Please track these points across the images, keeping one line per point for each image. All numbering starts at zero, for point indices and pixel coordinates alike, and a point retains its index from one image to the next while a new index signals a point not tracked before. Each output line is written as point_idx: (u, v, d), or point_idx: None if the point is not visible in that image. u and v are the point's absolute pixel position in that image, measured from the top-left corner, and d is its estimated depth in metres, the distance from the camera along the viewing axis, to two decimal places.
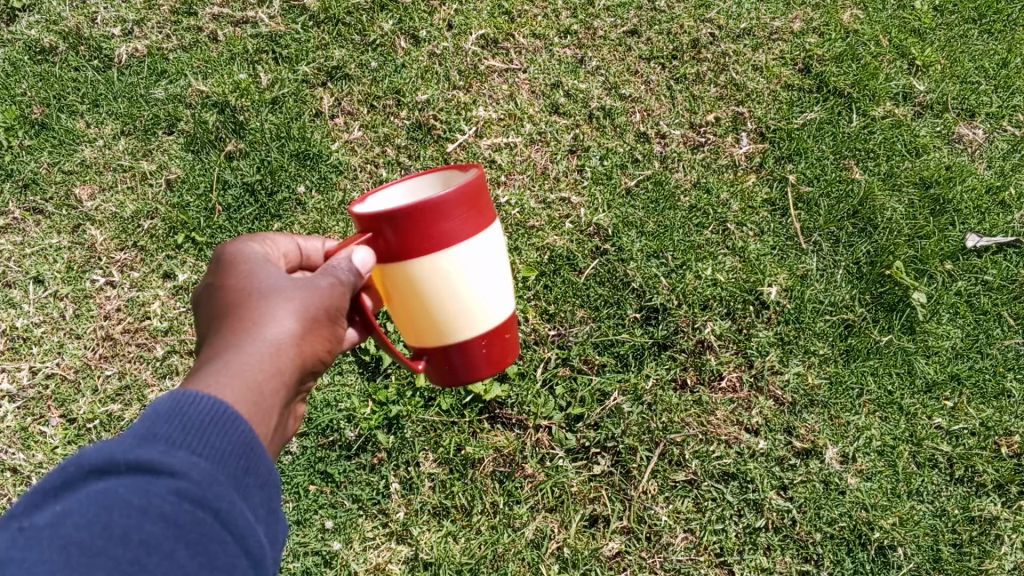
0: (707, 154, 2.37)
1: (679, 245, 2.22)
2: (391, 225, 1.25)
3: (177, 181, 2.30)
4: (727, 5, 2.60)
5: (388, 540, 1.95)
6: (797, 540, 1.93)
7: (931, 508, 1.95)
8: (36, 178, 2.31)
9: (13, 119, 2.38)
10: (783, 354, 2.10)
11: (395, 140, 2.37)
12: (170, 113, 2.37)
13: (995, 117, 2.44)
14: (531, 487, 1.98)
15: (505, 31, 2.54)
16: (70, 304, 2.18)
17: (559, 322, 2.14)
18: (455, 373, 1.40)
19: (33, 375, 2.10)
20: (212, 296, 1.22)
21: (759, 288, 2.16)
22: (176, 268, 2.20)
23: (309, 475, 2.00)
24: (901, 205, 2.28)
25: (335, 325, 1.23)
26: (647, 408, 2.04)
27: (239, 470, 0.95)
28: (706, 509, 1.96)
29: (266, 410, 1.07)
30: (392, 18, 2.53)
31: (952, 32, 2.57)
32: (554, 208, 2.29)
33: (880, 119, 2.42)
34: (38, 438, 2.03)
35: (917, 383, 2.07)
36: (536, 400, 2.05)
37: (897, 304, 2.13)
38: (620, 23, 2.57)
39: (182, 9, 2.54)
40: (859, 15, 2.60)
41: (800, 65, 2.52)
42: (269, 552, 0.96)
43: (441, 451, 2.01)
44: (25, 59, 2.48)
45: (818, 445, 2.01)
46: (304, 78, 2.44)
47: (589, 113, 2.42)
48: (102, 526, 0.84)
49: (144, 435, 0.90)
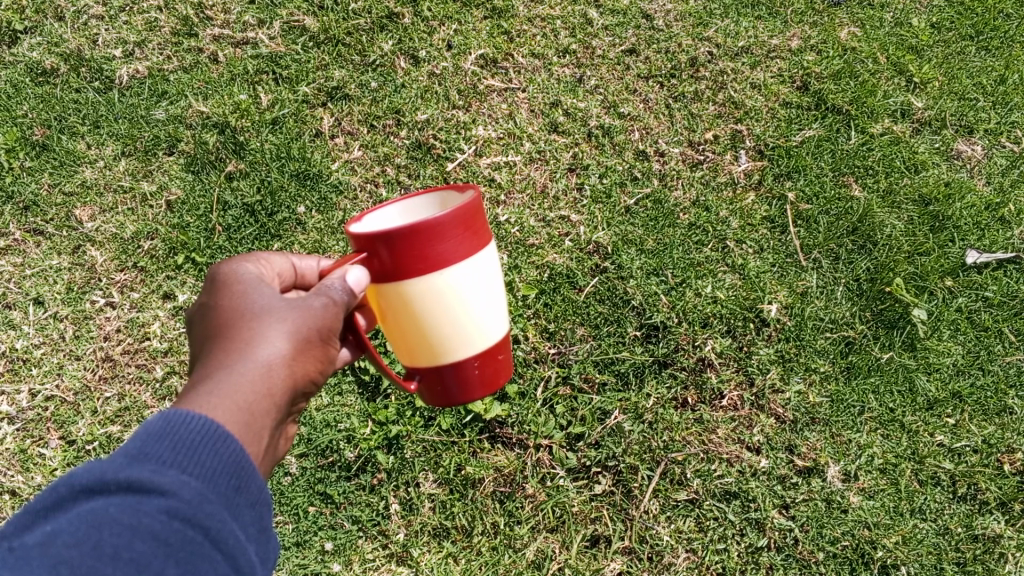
0: (706, 171, 2.37)
1: (678, 263, 2.22)
2: (386, 246, 1.24)
3: (177, 202, 2.30)
4: (726, 24, 2.62)
5: (388, 562, 1.94)
6: (800, 560, 1.92)
7: (934, 526, 1.94)
8: (37, 199, 2.32)
9: (14, 140, 2.39)
10: (783, 372, 2.09)
11: (394, 160, 2.38)
12: (170, 134, 2.38)
13: (994, 133, 2.45)
14: (532, 507, 1.97)
15: (505, 51, 2.55)
16: (70, 325, 2.18)
17: (559, 341, 2.14)
18: (449, 393, 1.40)
19: (33, 397, 2.10)
20: (205, 315, 1.22)
21: (759, 305, 2.16)
22: (176, 288, 2.20)
23: (309, 497, 1.99)
24: (901, 221, 2.28)
25: (329, 345, 1.23)
26: (648, 427, 2.04)
27: (230, 488, 0.95)
28: (708, 529, 1.95)
29: (258, 431, 1.07)
30: (391, 39, 2.55)
31: (950, 48, 2.59)
32: (553, 227, 2.29)
33: (879, 136, 2.42)
34: (38, 460, 2.03)
35: (918, 401, 2.06)
36: (536, 420, 2.04)
37: (897, 321, 2.13)
38: (618, 42, 2.59)
39: (183, 31, 2.57)
40: (856, 33, 2.61)
41: (799, 82, 2.53)
42: (258, 569, 0.95)
43: (442, 472, 2.00)
44: (26, 81, 2.49)
45: (819, 464, 2.00)
46: (304, 98, 2.45)
47: (588, 131, 2.43)
48: (92, 545, 0.83)
49: (135, 454, 0.90)
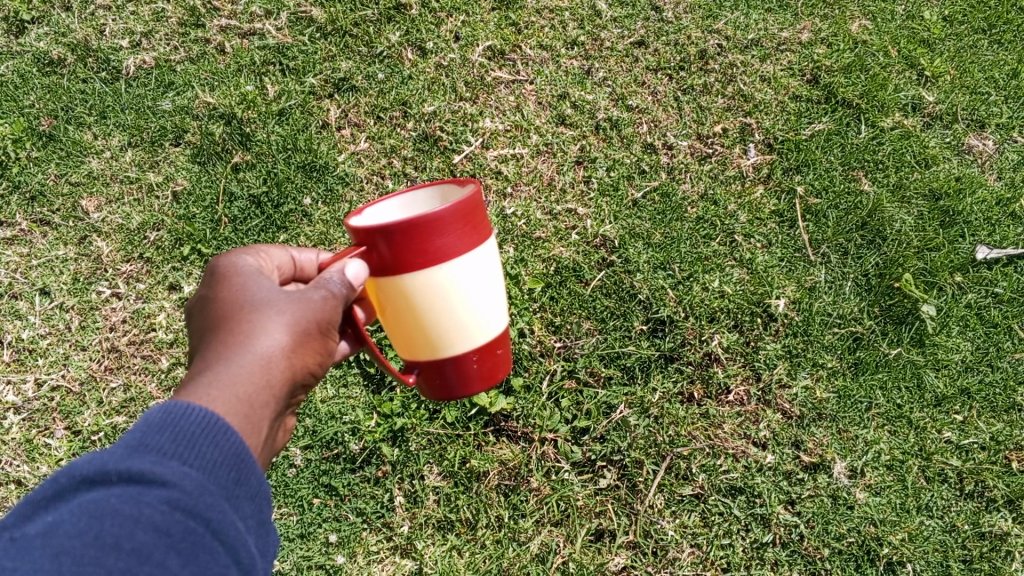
0: (714, 165, 2.35)
1: (686, 257, 2.20)
2: (386, 240, 1.23)
3: (184, 194, 2.30)
4: (735, 16, 2.60)
5: (392, 555, 1.95)
6: (805, 556, 1.92)
7: (940, 524, 1.93)
8: (43, 189, 2.32)
9: (21, 131, 2.39)
10: (791, 367, 2.08)
11: (401, 152, 2.37)
12: (177, 125, 2.38)
13: (1005, 128, 2.43)
14: (536, 501, 1.97)
15: (512, 43, 2.54)
16: (76, 315, 2.18)
17: (565, 334, 2.13)
18: (448, 388, 1.40)
19: (38, 387, 2.10)
20: (205, 307, 1.22)
21: (767, 300, 2.14)
22: (182, 280, 2.21)
23: (314, 489, 2.00)
24: (910, 216, 2.26)
25: (327, 338, 1.23)
26: (653, 421, 2.03)
27: (229, 481, 0.95)
28: (713, 524, 1.94)
29: (256, 423, 1.07)
30: (399, 30, 2.54)
31: (962, 42, 2.56)
32: (560, 220, 2.28)
33: (889, 130, 2.40)
34: (43, 450, 2.04)
35: (926, 397, 2.05)
36: (541, 413, 2.04)
37: (906, 317, 2.11)
38: (627, 34, 2.57)
39: (190, 21, 2.55)
40: (867, 25, 2.59)
41: (808, 75, 2.51)
42: (258, 562, 0.95)
43: (447, 464, 2.00)
44: (33, 70, 2.49)
45: (826, 460, 1.99)
46: (311, 89, 2.45)
47: (596, 124, 2.42)
48: (94, 535, 0.83)
49: (136, 446, 0.90)
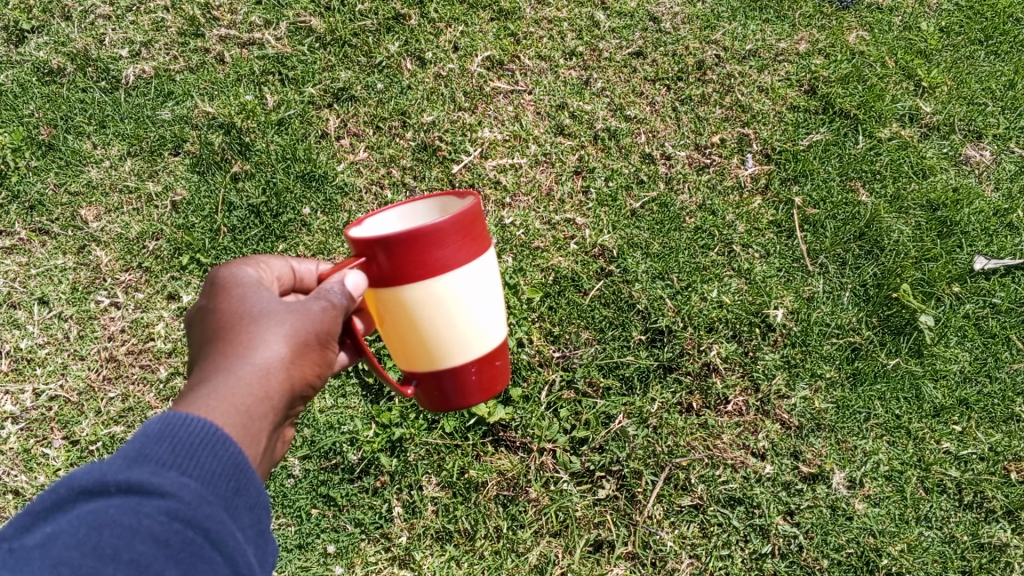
0: (712, 175, 2.36)
1: (684, 267, 2.21)
2: (386, 251, 1.23)
3: (183, 203, 2.30)
4: (733, 27, 2.61)
5: (390, 565, 1.94)
6: (804, 567, 1.91)
7: (940, 534, 1.93)
8: (42, 199, 2.32)
9: (20, 140, 2.39)
10: (790, 378, 2.08)
11: (400, 161, 2.37)
12: (176, 134, 2.38)
13: (1002, 139, 2.44)
14: (535, 512, 1.96)
15: (511, 53, 2.54)
16: (74, 324, 2.18)
17: (564, 344, 2.13)
18: (447, 398, 1.39)
19: (36, 397, 2.10)
20: (205, 318, 1.21)
21: (765, 310, 2.14)
22: (181, 289, 2.21)
23: (312, 499, 1.99)
24: (909, 226, 2.27)
25: (326, 349, 1.23)
26: (652, 431, 2.03)
27: (229, 491, 0.94)
28: (712, 535, 1.94)
29: (255, 434, 1.06)
30: (398, 40, 2.55)
31: (958, 53, 2.58)
32: (559, 229, 2.29)
33: (886, 141, 2.41)
34: (41, 460, 2.03)
35: (925, 408, 2.05)
36: (540, 423, 2.03)
37: (904, 327, 2.12)
38: (625, 44, 2.58)
39: (190, 31, 2.56)
40: (864, 36, 2.60)
41: (806, 86, 2.52)
42: (257, 572, 0.94)
43: (445, 475, 2.00)
44: (33, 80, 2.49)
45: (825, 470, 1.99)
46: (310, 99, 2.45)
47: (594, 134, 2.43)
48: (92, 546, 0.83)
49: (135, 456, 0.90)
